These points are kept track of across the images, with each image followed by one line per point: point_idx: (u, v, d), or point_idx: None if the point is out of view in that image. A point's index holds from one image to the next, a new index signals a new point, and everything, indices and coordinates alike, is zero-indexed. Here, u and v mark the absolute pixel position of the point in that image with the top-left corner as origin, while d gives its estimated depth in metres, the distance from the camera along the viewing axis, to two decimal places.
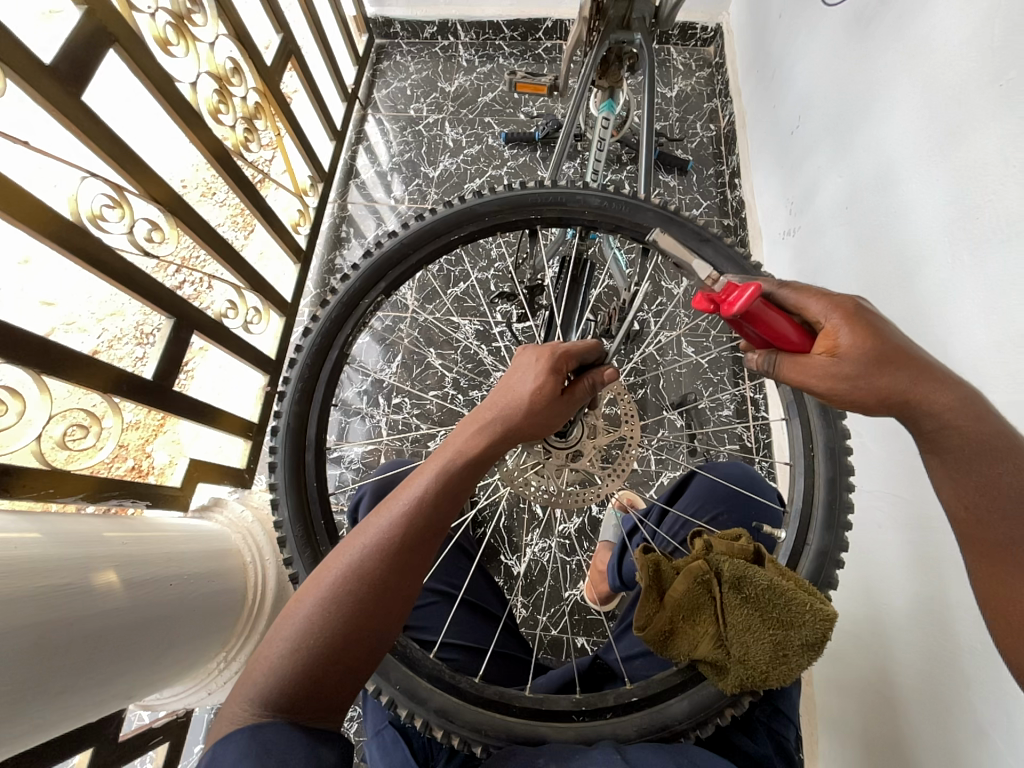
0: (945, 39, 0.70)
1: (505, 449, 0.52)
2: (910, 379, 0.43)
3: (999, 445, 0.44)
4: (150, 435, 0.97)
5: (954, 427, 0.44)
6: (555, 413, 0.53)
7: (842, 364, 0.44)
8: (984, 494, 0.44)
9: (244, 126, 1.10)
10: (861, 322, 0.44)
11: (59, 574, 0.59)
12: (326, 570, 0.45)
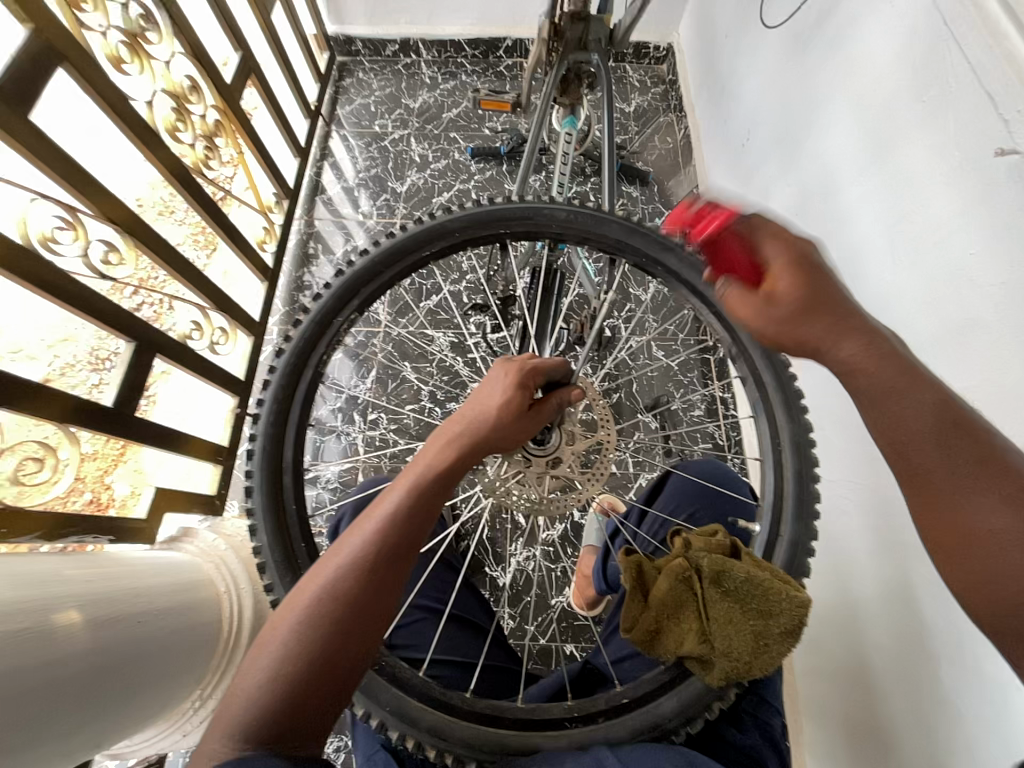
0: (875, 58, 0.76)
1: (479, 458, 0.52)
2: (821, 325, 0.45)
3: (902, 380, 0.43)
4: (110, 466, 0.89)
5: (862, 372, 0.44)
6: (527, 423, 0.54)
7: (785, 305, 0.46)
8: (904, 428, 0.42)
9: (203, 143, 1.08)
10: (803, 270, 0.46)
11: (19, 617, 0.56)
12: (301, 592, 0.44)
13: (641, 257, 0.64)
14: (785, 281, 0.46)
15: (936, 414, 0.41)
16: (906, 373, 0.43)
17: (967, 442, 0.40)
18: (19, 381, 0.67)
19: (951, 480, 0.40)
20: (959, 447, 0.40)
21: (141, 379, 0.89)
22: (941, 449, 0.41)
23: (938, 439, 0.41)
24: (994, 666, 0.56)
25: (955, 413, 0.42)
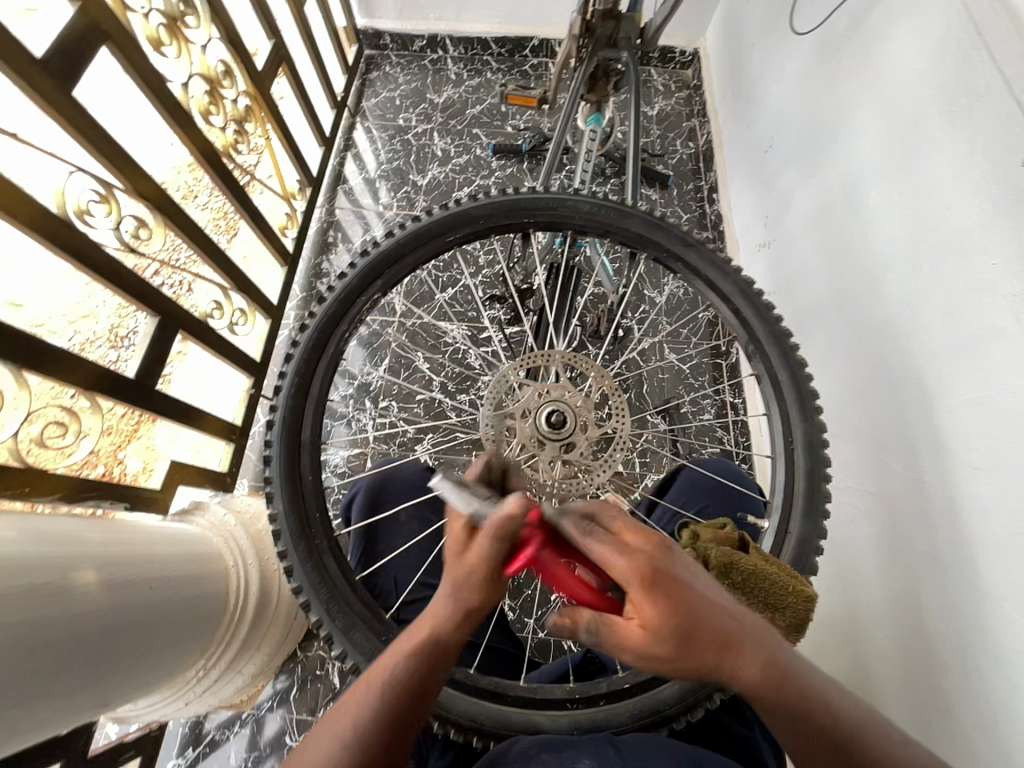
0: (906, 67, 0.76)
1: (460, 633, 0.47)
2: (712, 656, 0.39)
3: (811, 698, 0.39)
4: (123, 441, 0.89)
5: (767, 694, 0.39)
6: (478, 568, 0.45)
7: (648, 640, 0.40)
8: (810, 732, 0.39)
9: (234, 127, 1.10)
10: (659, 592, 0.40)
11: (40, 572, 0.58)
12: (356, 694, 0.44)
13: (662, 252, 0.65)
14: (644, 617, 0.40)
15: (788, 711, 0.39)
16: (770, 684, 0.39)
17: (807, 724, 0.39)
18: (48, 347, 0.69)
19: None
20: (803, 735, 0.39)
21: (163, 353, 0.91)
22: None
23: (854, 763, 0.38)
24: (997, 677, 0.56)
25: (795, 698, 0.39)
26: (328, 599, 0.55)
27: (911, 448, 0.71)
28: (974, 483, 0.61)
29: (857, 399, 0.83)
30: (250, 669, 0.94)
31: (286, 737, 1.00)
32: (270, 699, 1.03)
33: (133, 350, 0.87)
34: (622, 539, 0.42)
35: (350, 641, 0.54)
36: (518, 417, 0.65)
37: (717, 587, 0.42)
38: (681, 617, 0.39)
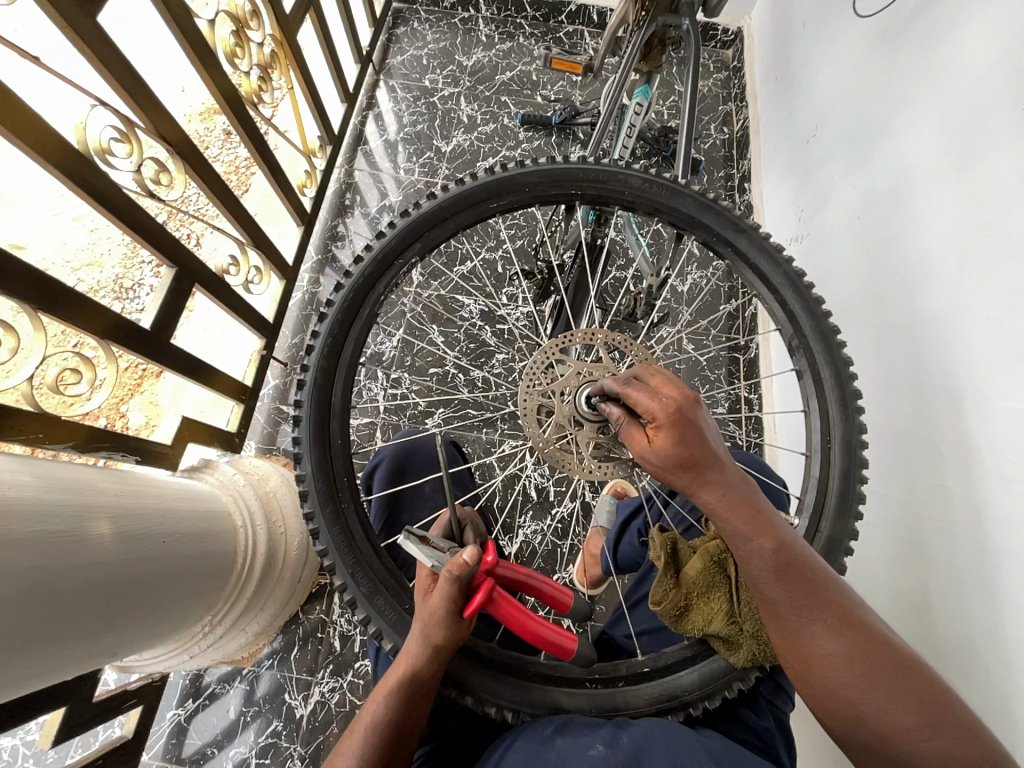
0: (972, 60, 0.72)
1: (437, 673, 0.49)
2: (711, 489, 0.47)
3: (808, 589, 0.45)
4: (126, 395, 0.87)
5: (768, 576, 0.45)
6: (438, 606, 0.49)
7: (661, 457, 0.49)
8: (805, 620, 0.44)
9: (258, 74, 1.05)
10: (677, 427, 0.49)
11: (56, 520, 0.57)
12: (357, 725, 0.49)
13: (711, 234, 0.64)
14: (659, 443, 0.49)
15: (773, 560, 0.45)
16: (751, 520, 0.46)
17: (801, 580, 0.45)
18: (68, 290, 0.66)
19: (850, 680, 0.43)
20: (795, 587, 0.45)
21: (178, 307, 0.88)
22: (850, 651, 0.43)
23: (845, 646, 0.43)
24: (1008, 684, 0.57)
25: (789, 554, 0.46)
26: (354, 565, 0.55)
27: (937, 454, 0.71)
28: (1001, 492, 0.61)
29: (884, 402, 0.82)
30: (254, 628, 0.95)
31: (285, 693, 1.02)
32: (270, 657, 1.04)
33: (137, 304, 0.84)
34: (657, 390, 0.52)
35: (373, 606, 0.55)
36: (553, 396, 0.64)
37: (721, 445, 0.50)
38: (692, 444, 0.48)
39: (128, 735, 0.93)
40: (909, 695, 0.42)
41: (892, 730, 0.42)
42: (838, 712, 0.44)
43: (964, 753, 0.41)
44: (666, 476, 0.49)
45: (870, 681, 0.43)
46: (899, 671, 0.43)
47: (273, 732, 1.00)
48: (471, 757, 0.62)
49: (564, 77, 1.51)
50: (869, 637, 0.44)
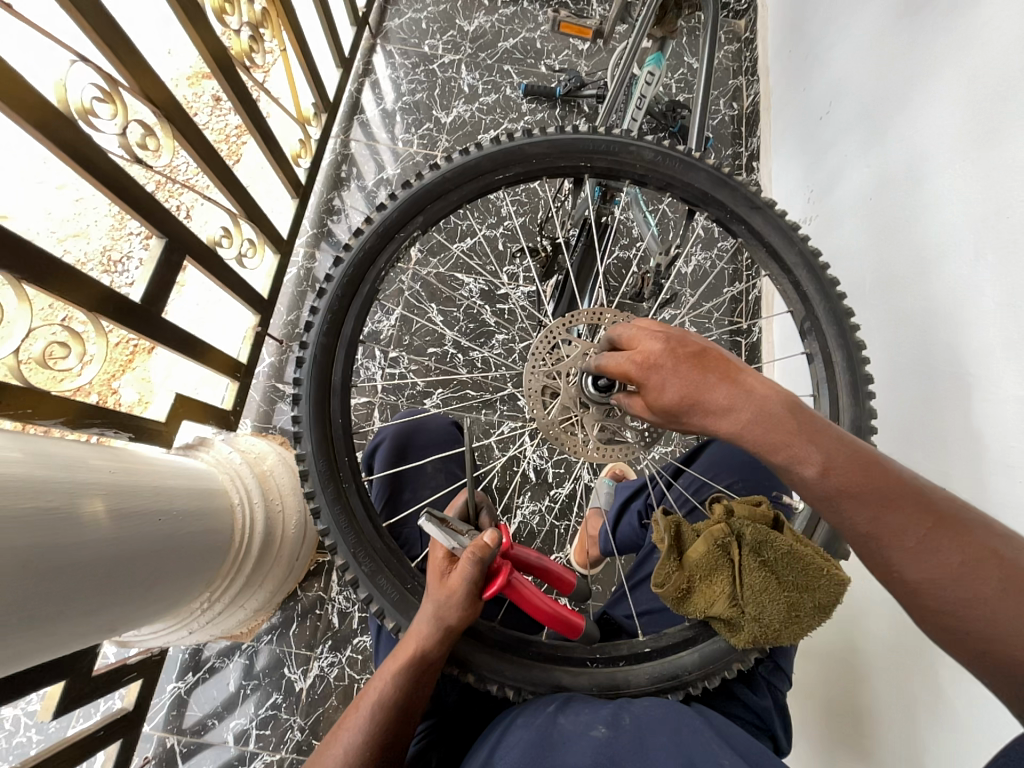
0: (1000, 31, 0.69)
1: (443, 652, 0.50)
2: (730, 421, 0.43)
3: (881, 496, 0.40)
4: (118, 371, 0.95)
5: (833, 491, 0.41)
6: (455, 590, 0.49)
7: (669, 396, 0.45)
8: (887, 532, 0.40)
9: (249, 32, 0.99)
10: (681, 360, 0.45)
11: (47, 497, 0.55)
12: (361, 704, 0.50)
13: (725, 212, 0.62)
14: (665, 379, 0.45)
15: (824, 479, 0.40)
16: (786, 443, 0.41)
17: (867, 493, 0.40)
18: (53, 259, 0.63)
19: (957, 590, 0.38)
20: (863, 502, 0.40)
21: (169, 278, 0.85)
22: (947, 555, 0.39)
23: (939, 550, 0.39)
24: None
25: (845, 468, 0.41)
26: (355, 544, 0.55)
27: (942, 440, 0.71)
28: (1006, 478, 0.61)
29: (892, 388, 0.82)
30: (252, 604, 0.95)
31: (284, 668, 1.03)
32: (268, 632, 1.05)
33: (126, 276, 0.84)
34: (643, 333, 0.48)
35: (374, 584, 0.55)
36: (558, 378, 0.62)
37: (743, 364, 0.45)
38: (696, 375, 0.44)
39: (128, 707, 0.93)
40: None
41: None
42: (956, 627, 0.38)
43: None
44: (679, 421, 0.46)
45: (982, 588, 0.38)
46: (1015, 583, 0.37)
47: (272, 704, 1.01)
48: (472, 732, 0.63)
49: (569, 45, 1.45)
50: (967, 536, 0.39)
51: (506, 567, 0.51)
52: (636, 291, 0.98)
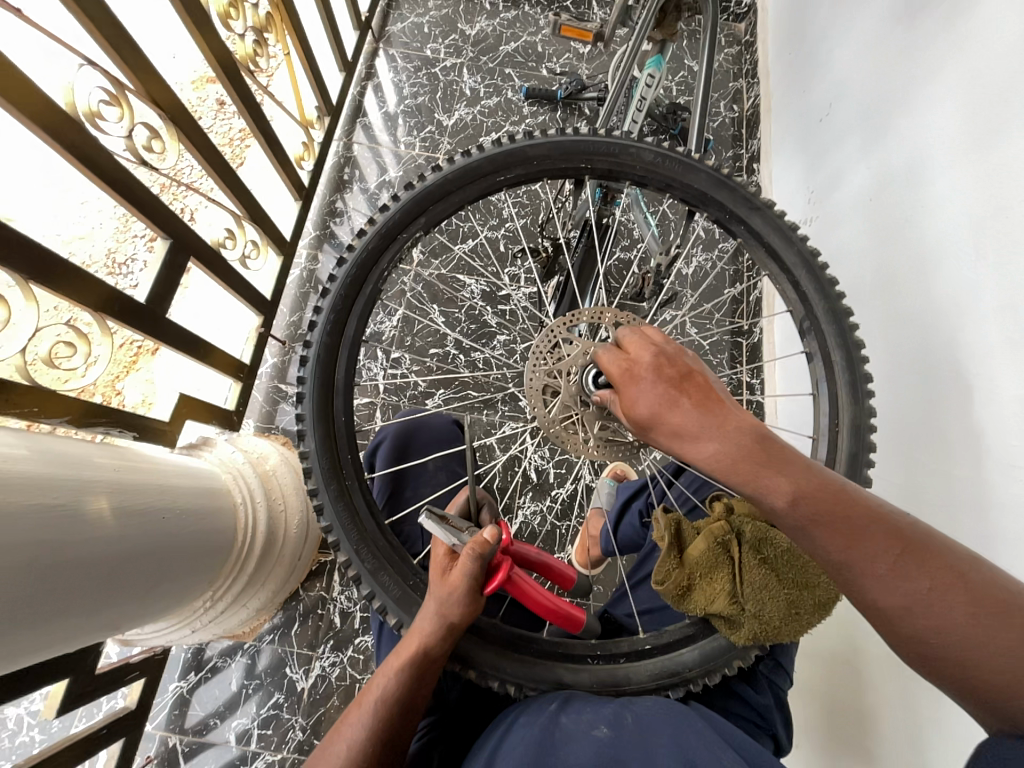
0: (998, 33, 0.69)
1: (445, 650, 0.50)
2: (702, 440, 0.42)
3: (850, 526, 0.40)
4: (122, 372, 0.89)
5: (802, 519, 0.40)
6: (458, 586, 0.50)
7: (643, 411, 0.45)
8: (857, 562, 0.39)
9: (253, 37, 1.00)
10: (657, 378, 0.46)
11: (53, 494, 0.56)
12: (364, 700, 0.50)
13: (724, 212, 0.62)
14: (642, 397, 0.45)
15: (795, 505, 0.40)
16: (758, 464, 0.41)
17: (835, 521, 0.40)
18: (59, 260, 0.64)
19: (928, 617, 0.38)
20: (835, 531, 0.40)
21: (173, 279, 0.86)
22: (918, 583, 0.38)
23: (909, 578, 0.39)
24: None
25: (816, 497, 0.40)
26: (357, 541, 0.55)
27: (943, 440, 0.71)
28: (1008, 478, 0.61)
29: (893, 389, 0.82)
30: (255, 604, 0.95)
31: (286, 668, 1.03)
32: (270, 632, 1.05)
33: (131, 278, 0.84)
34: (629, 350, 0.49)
35: (377, 581, 0.55)
36: (559, 377, 0.63)
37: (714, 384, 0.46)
38: (668, 394, 0.45)
39: (131, 706, 0.94)
40: (996, 629, 0.37)
41: (994, 667, 0.37)
42: (926, 655, 0.39)
43: None
44: (649, 438, 0.46)
45: (950, 616, 0.38)
46: (982, 605, 0.38)
47: (274, 704, 1.01)
48: (474, 730, 0.63)
49: (570, 49, 1.46)
50: (936, 563, 0.39)
51: (506, 563, 0.52)
52: (637, 292, 0.98)
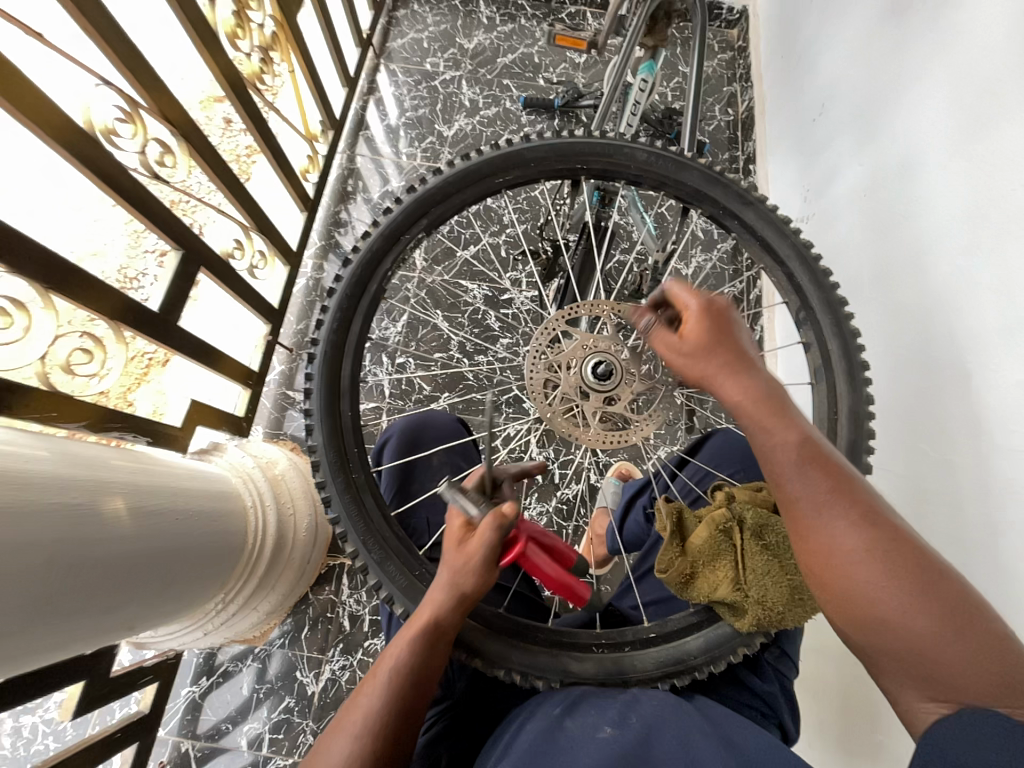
0: (983, 29, 0.71)
1: (457, 621, 0.52)
2: (726, 379, 0.50)
3: (827, 482, 0.45)
4: (134, 383, 0.90)
5: (788, 462, 0.46)
6: (471, 560, 0.51)
7: (685, 346, 0.52)
8: (817, 514, 0.45)
9: (260, 55, 1.04)
10: (706, 322, 0.52)
11: (71, 494, 0.58)
12: (373, 679, 0.50)
13: (718, 208, 0.64)
14: (693, 333, 0.51)
15: (797, 450, 0.46)
16: (776, 413, 0.48)
17: (830, 474, 0.45)
18: (78, 270, 0.67)
19: (870, 582, 0.42)
20: (821, 479, 0.45)
21: (184, 288, 0.89)
22: (869, 551, 0.43)
23: (864, 545, 0.43)
24: None
25: (815, 448, 0.46)
26: (364, 532, 0.56)
27: (945, 428, 0.71)
28: (1009, 464, 0.61)
29: (893, 381, 0.83)
30: (265, 607, 0.97)
31: (296, 672, 1.04)
32: (281, 637, 1.06)
33: (143, 293, 0.85)
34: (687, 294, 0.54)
35: (384, 572, 0.56)
36: (558, 371, 0.64)
37: (750, 343, 0.53)
38: (716, 338, 0.51)
39: (144, 710, 0.94)
40: (939, 606, 0.41)
41: (913, 635, 0.41)
42: (857, 614, 0.43)
43: (993, 659, 0.40)
44: (680, 370, 0.53)
45: (889, 585, 0.42)
46: (925, 586, 0.41)
47: (285, 708, 1.02)
48: (483, 725, 0.64)
49: (566, 59, 1.49)
50: (891, 540, 0.43)
51: (523, 538, 0.54)
52: (637, 291, 1.00)
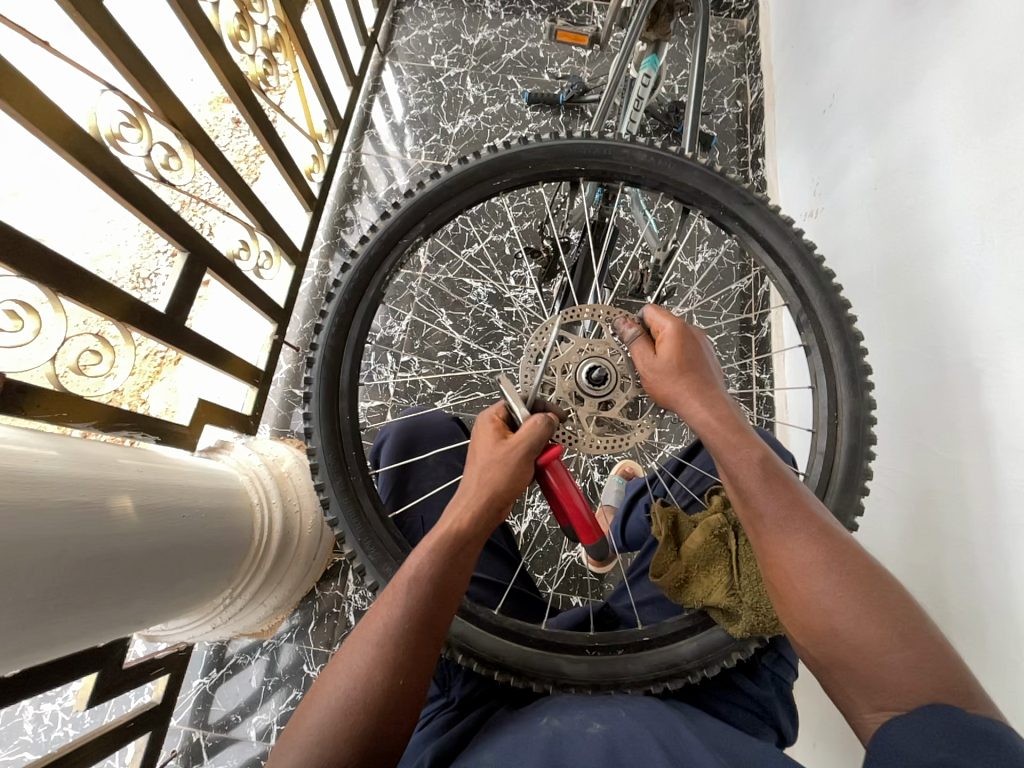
0: (998, 17, 0.68)
1: (480, 531, 0.56)
2: (694, 397, 0.55)
3: (787, 497, 0.49)
4: (146, 382, 0.99)
5: (752, 476, 0.50)
6: (500, 469, 0.56)
7: (656, 365, 0.58)
8: (782, 527, 0.48)
9: (264, 56, 1.05)
10: (677, 344, 0.59)
11: (81, 492, 0.59)
12: (396, 586, 0.53)
13: (718, 209, 0.63)
14: (666, 351, 0.58)
15: (760, 466, 0.50)
16: (738, 431, 0.53)
17: (789, 489, 0.50)
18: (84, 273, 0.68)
19: (826, 596, 0.46)
20: (781, 494, 0.49)
21: (190, 290, 0.90)
22: (824, 564, 0.47)
23: (821, 559, 0.47)
24: (1015, 653, 0.56)
25: (775, 465, 0.51)
26: (363, 534, 0.57)
27: (952, 429, 0.70)
28: (1015, 467, 0.60)
29: (901, 379, 0.81)
30: (272, 602, 0.98)
31: (303, 665, 1.06)
32: (288, 631, 1.08)
33: (152, 293, 0.90)
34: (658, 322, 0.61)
35: (382, 573, 0.57)
36: (553, 374, 0.64)
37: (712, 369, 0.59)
38: (684, 360, 0.58)
39: (156, 700, 0.97)
40: (885, 619, 0.45)
41: (866, 645, 0.44)
42: (815, 627, 0.46)
43: (934, 671, 0.43)
44: (654, 389, 0.58)
45: (842, 600, 0.45)
46: (872, 599, 0.45)
47: (292, 701, 1.04)
48: None
49: (572, 53, 1.47)
50: (844, 554, 0.47)
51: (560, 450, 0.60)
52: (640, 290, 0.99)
